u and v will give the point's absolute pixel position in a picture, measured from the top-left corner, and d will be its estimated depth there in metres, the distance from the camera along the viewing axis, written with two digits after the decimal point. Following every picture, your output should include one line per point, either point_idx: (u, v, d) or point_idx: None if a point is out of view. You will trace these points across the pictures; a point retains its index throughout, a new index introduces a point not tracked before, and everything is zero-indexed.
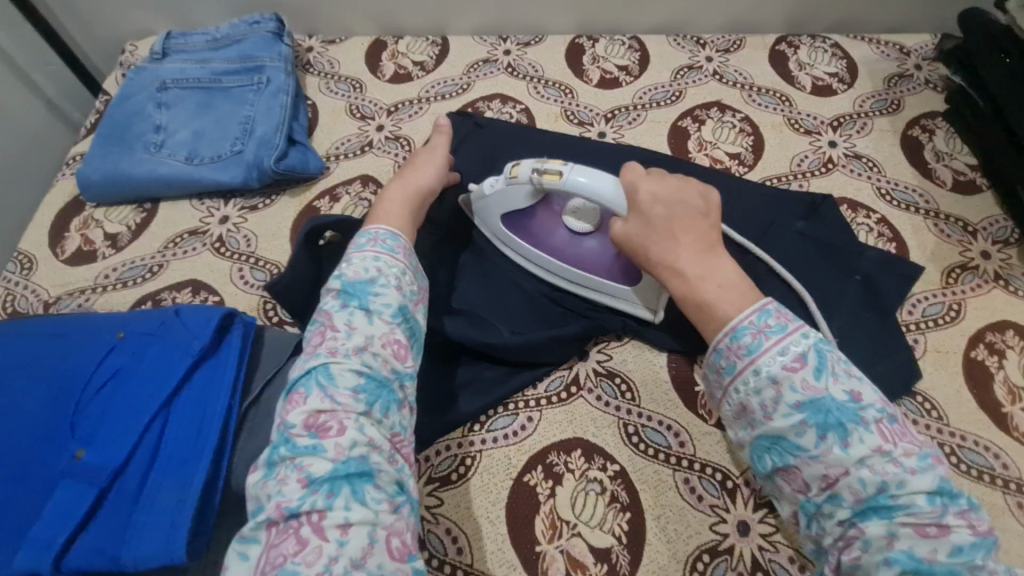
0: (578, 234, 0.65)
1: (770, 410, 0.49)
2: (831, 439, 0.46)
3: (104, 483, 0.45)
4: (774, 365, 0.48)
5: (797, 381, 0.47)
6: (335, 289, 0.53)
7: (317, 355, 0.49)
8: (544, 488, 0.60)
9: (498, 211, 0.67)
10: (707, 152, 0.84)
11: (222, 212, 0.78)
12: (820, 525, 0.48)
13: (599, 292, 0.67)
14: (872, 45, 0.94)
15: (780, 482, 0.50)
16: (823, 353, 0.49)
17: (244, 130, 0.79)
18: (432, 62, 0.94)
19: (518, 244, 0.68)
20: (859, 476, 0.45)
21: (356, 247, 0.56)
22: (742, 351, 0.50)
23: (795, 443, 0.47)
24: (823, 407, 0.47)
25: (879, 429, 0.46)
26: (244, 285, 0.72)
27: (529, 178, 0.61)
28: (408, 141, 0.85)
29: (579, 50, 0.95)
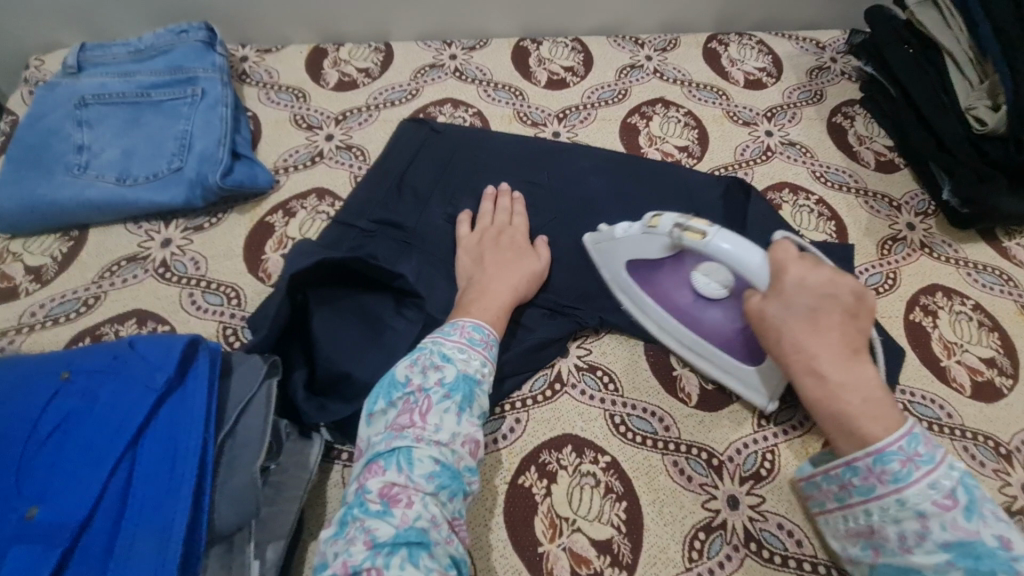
0: (702, 298, 0.64)
1: (908, 543, 0.45)
2: (957, 567, 0.43)
3: (67, 541, 0.40)
4: (923, 500, 0.45)
5: (947, 520, 0.44)
6: (436, 372, 0.53)
7: (404, 435, 0.49)
8: (540, 487, 0.59)
9: (624, 256, 0.65)
10: (657, 146, 0.87)
11: (164, 235, 0.72)
12: (884, 573, 0.47)
13: (710, 364, 0.65)
14: (792, 41, 1.01)
15: (853, 524, 0.50)
16: (967, 483, 0.45)
17: (181, 146, 0.74)
18: (377, 68, 0.92)
19: (636, 295, 0.67)
20: (942, 545, 0.44)
21: (445, 333, 0.57)
22: (885, 476, 0.46)
23: (915, 571, 0.45)
24: (970, 548, 0.43)
25: (1006, 541, 0.43)
26: (197, 310, 0.67)
27: (669, 230, 0.58)
28: (361, 150, 0.83)
29: (524, 52, 0.96)
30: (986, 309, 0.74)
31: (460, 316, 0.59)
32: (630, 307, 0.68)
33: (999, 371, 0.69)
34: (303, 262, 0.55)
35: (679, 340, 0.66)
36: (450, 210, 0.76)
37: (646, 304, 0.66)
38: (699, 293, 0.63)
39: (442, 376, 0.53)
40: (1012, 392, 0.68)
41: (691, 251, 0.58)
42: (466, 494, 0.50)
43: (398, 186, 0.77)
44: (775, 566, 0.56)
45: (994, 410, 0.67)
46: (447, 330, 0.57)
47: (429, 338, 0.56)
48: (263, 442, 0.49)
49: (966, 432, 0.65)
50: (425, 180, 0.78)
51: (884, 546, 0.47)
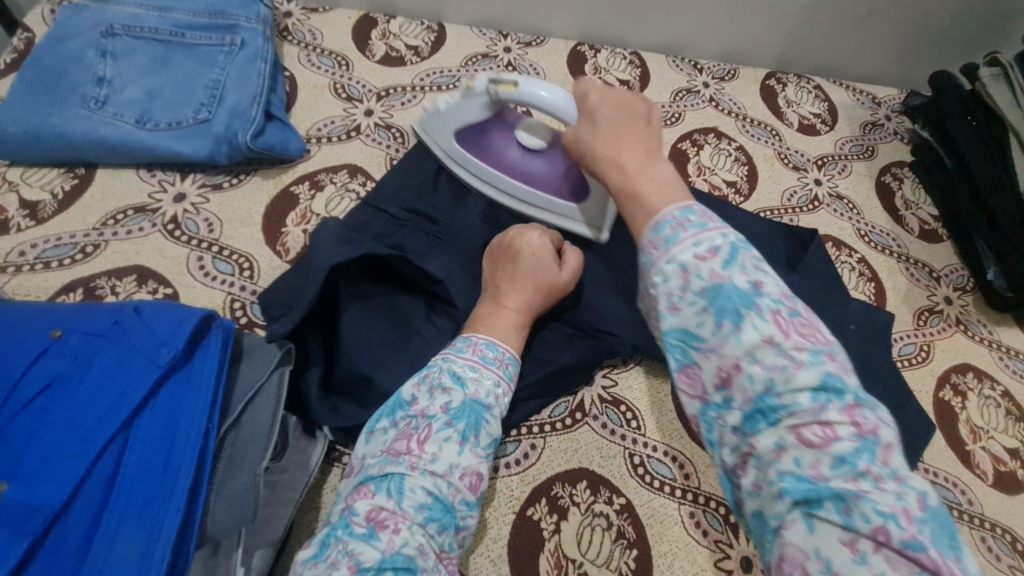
0: (530, 150, 0.68)
1: (676, 300, 0.39)
2: (726, 327, 0.37)
3: (38, 529, 0.35)
4: (685, 253, 0.39)
5: (704, 269, 0.38)
6: (443, 395, 0.48)
7: (399, 461, 0.45)
8: (549, 522, 0.55)
9: (453, 125, 0.68)
10: (705, 177, 0.84)
11: (178, 189, 0.67)
12: (718, 436, 0.38)
13: (548, 210, 0.69)
14: (849, 92, 0.99)
15: (677, 388, 0.41)
16: (737, 248, 0.39)
17: (211, 96, 0.68)
18: (427, 48, 0.87)
19: (472, 162, 0.70)
20: (748, 371, 0.36)
21: (456, 350, 0.52)
22: (689, 224, 0.40)
23: (694, 331, 0.38)
24: (727, 293, 0.37)
25: (776, 318, 0.37)
26: (204, 277, 0.62)
27: (485, 89, 0.63)
28: (400, 131, 0.78)
29: (581, 58, 0.92)
30: (1015, 398, 0.72)
31: (476, 331, 0.55)
32: (466, 174, 0.71)
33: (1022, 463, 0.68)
34: (343, 255, 0.51)
35: (514, 198, 0.70)
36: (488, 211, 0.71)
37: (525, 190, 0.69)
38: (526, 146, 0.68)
39: (449, 398, 0.48)
40: None
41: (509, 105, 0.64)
42: (459, 530, 0.45)
43: (435, 176, 0.72)
44: None
45: (1014, 503, 0.65)
46: (460, 346, 0.53)
47: (440, 354, 0.52)
48: (271, 441, 0.44)
49: (984, 522, 0.64)
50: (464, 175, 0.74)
51: (692, 332, 0.39)
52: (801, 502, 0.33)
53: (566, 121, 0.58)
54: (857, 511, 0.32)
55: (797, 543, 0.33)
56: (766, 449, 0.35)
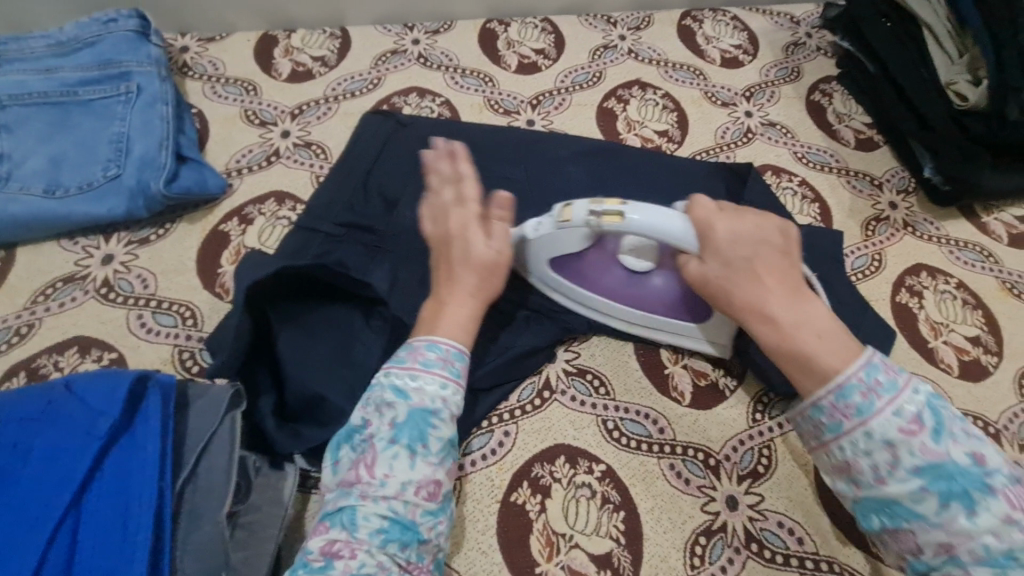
0: (639, 275, 0.59)
1: (883, 474, 0.40)
2: (954, 508, 0.38)
3: None
4: (888, 428, 0.40)
5: (915, 446, 0.39)
6: (387, 412, 0.46)
7: (350, 492, 0.44)
8: (533, 504, 0.56)
9: (546, 255, 0.58)
10: (636, 131, 0.83)
11: (105, 251, 0.65)
12: (917, 564, 0.40)
13: (615, 316, 0.63)
14: (767, 17, 0.98)
15: (847, 490, 0.43)
16: (935, 408, 0.40)
17: (117, 151, 0.66)
18: (334, 57, 0.85)
19: (565, 287, 0.61)
20: (984, 543, 0.37)
21: (397, 358, 0.50)
22: (921, 432, 0.39)
23: (912, 507, 0.39)
24: (945, 474, 0.38)
25: (1006, 496, 0.38)
26: (147, 334, 0.61)
27: (584, 221, 0.52)
28: (321, 147, 0.76)
29: (492, 35, 0.90)
30: (969, 287, 0.74)
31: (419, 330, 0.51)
32: (571, 306, 0.63)
33: (984, 348, 0.69)
34: (256, 274, 0.50)
35: (612, 317, 0.63)
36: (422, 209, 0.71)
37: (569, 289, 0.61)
38: (634, 270, 0.59)
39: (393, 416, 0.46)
40: (998, 369, 0.68)
41: (607, 235, 0.53)
42: (432, 537, 0.45)
43: (364, 184, 0.72)
44: (777, 566, 0.55)
45: (981, 389, 0.67)
46: (404, 353, 0.49)
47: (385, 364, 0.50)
48: (230, 485, 0.44)
49: None
50: (393, 179, 0.73)
51: (913, 454, 0.39)
52: (1002, 573, 0.37)
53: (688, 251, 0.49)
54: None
55: None
56: (933, 556, 0.39)
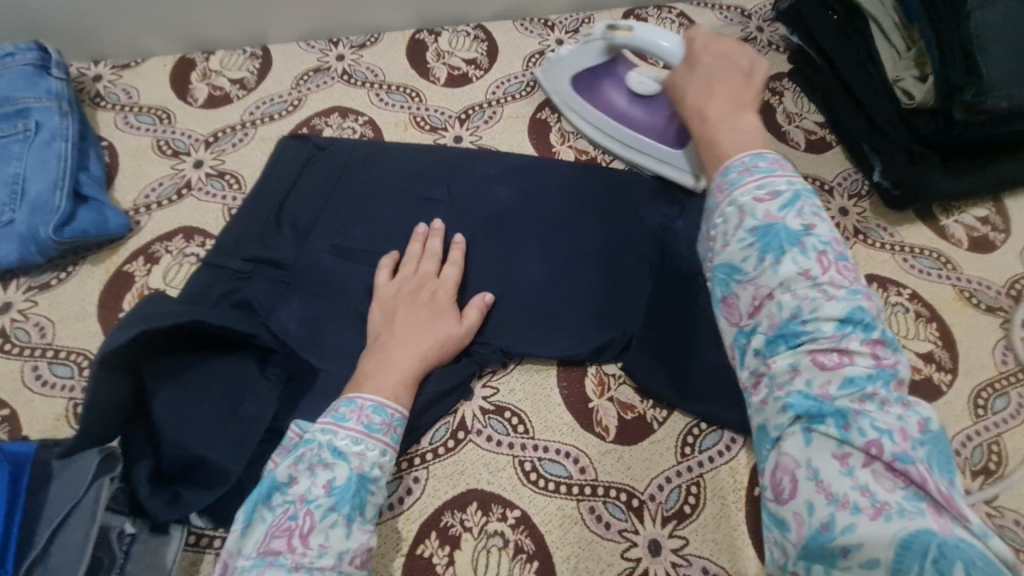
0: (639, 97, 0.74)
1: (727, 237, 0.41)
2: (766, 261, 0.39)
3: None
4: (746, 196, 0.41)
5: (760, 211, 0.40)
6: (325, 472, 0.46)
7: (280, 564, 0.42)
8: (440, 556, 0.53)
9: (567, 71, 0.76)
10: (570, 143, 0.79)
11: (2, 299, 0.63)
12: (744, 362, 0.40)
13: (623, 146, 0.76)
14: (715, 12, 0.93)
15: (718, 319, 0.43)
16: (799, 196, 0.41)
17: (12, 194, 0.64)
18: (254, 78, 0.82)
19: (580, 103, 0.78)
20: (779, 300, 0.38)
21: (336, 416, 0.50)
22: (772, 197, 0.41)
23: (739, 265, 0.40)
24: (774, 233, 0.39)
25: (819, 258, 0.39)
26: (42, 386, 0.59)
27: (602, 34, 0.70)
28: (235, 176, 0.73)
29: (421, 46, 0.86)
30: (924, 298, 0.69)
31: (357, 392, 0.52)
32: (578, 121, 0.79)
33: (936, 365, 0.65)
34: (121, 337, 0.45)
35: (617, 139, 0.76)
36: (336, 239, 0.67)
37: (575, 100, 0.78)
38: (635, 92, 0.74)
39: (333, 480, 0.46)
40: (951, 388, 0.64)
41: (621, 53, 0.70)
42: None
43: (276, 216, 0.69)
44: None
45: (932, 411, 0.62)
46: (342, 413, 0.50)
47: (320, 424, 0.49)
48: (84, 565, 0.42)
49: None
50: (307, 208, 0.69)
51: (747, 263, 0.40)
52: (804, 417, 0.36)
53: (672, 63, 0.62)
54: (856, 427, 0.35)
55: (791, 453, 0.37)
56: (781, 369, 0.38)
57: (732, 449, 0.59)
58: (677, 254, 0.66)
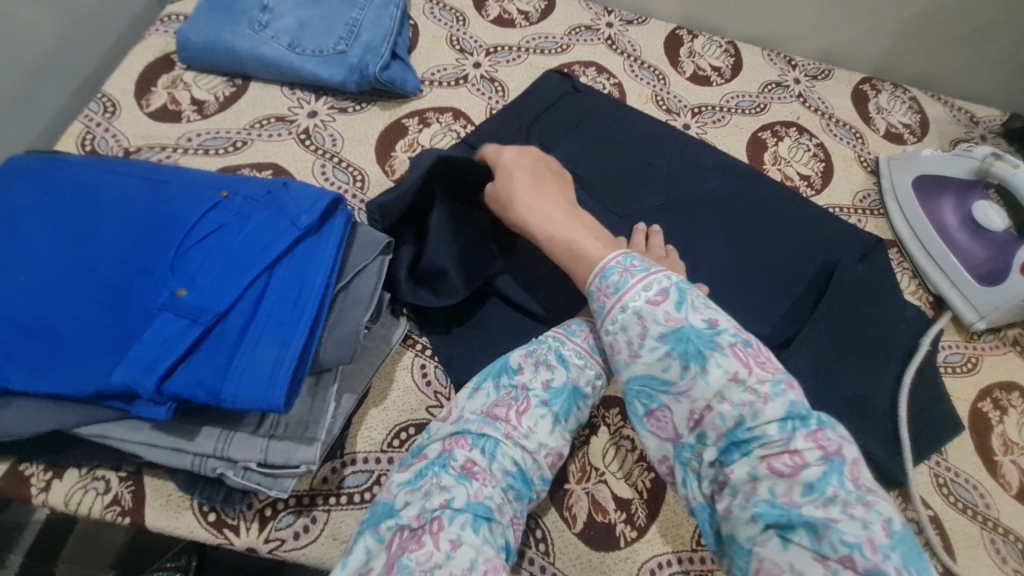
0: (972, 224, 0.76)
1: (636, 345, 0.48)
2: (693, 369, 0.45)
3: (207, 323, 0.46)
4: (638, 300, 0.48)
5: (659, 314, 0.47)
6: (546, 372, 0.55)
7: (496, 425, 0.52)
8: (580, 434, 0.63)
9: (924, 171, 0.81)
10: (780, 167, 0.87)
11: (312, 107, 0.79)
12: (695, 474, 0.47)
13: (940, 271, 0.77)
14: (946, 108, 0.98)
15: (648, 432, 0.49)
16: (684, 290, 0.48)
17: (350, 32, 0.79)
18: (537, 15, 0.95)
19: (911, 204, 0.81)
20: (719, 410, 0.44)
21: (569, 332, 0.59)
22: (673, 305, 0.47)
23: (660, 374, 0.47)
24: (684, 336, 0.46)
25: (733, 352, 0.45)
26: (325, 181, 0.73)
27: (982, 157, 0.74)
28: (502, 85, 0.86)
29: (678, 40, 0.97)
30: None
31: (588, 319, 0.61)
32: (898, 216, 0.83)
33: None
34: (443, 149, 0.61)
35: (924, 249, 0.79)
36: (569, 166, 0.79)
37: (908, 197, 0.82)
38: (971, 220, 0.76)
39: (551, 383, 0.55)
40: None
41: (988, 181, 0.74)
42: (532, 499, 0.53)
43: (529, 128, 0.81)
44: None
45: None
46: (574, 329, 0.59)
47: (554, 332, 0.59)
48: (371, 306, 0.54)
49: (998, 526, 0.65)
50: (554, 132, 0.82)
51: (690, 334, 0.46)
52: (773, 525, 0.40)
53: None
54: (827, 540, 0.39)
55: (772, 558, 0.40)
56: (741, 480, 0.43)
57: None
58: (852, 291, 0.73)
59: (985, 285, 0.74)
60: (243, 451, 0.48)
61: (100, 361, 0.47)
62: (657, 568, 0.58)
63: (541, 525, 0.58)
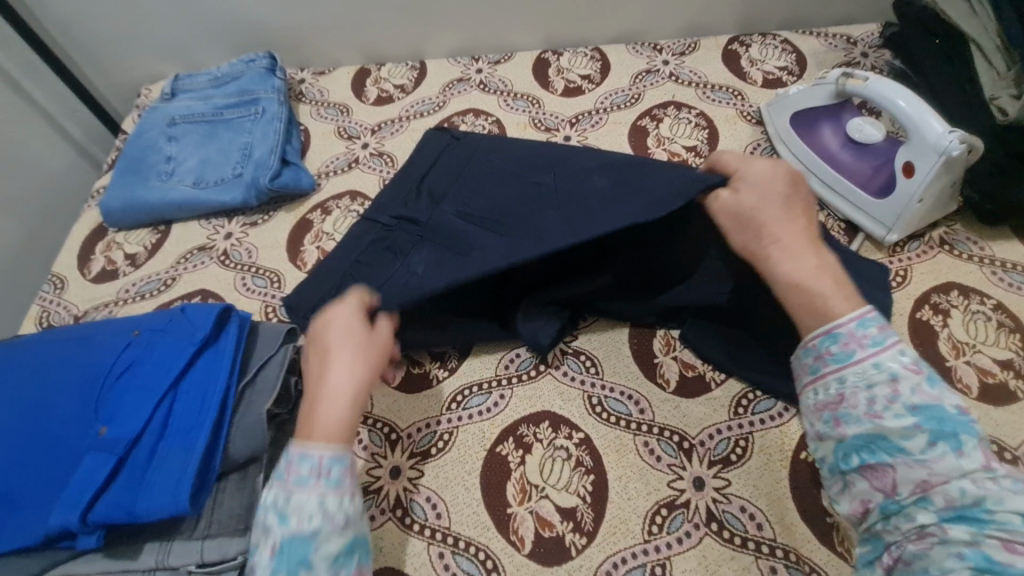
0: (853, 143, 0.76)
1: (268, 538, 0.47)
2: (290, 502, 0.47)
3: (122, 450, 0.52)
4: (281, 491, 0.48)
5: (281, 494, 0.48)
6: (267, 540, 0.47)
7: None
8: (515, 456, 0.65)
9: (795, 107, 0.82)
10: (665, 147, 0.90)
11: (226, 229, 0.87)
12: (893, 527, 0.44)
13: (842, 198, 0.77)
14: (820, 38, 0.99)
15: (860, 483, 0.46)
16: (279, 510, 0.47)
17: (243, 155, 0.89)
18: (412, 84, 1.03)
19: (794, 141, 0.82)
20: (315, 505, 0.47)
21: (278, 469, 0.50)
22: (828, 356, 0.49)
23: (285, 513, 0.47)
24: (294, 538, 0.46)
25: (314, 484, 0.48)
26: (246, 291, 0.81)
27: (836, 79, 0.75)
28: (390, 156, 0.94)
29: (545, 63, 1.03)
30: (1007, 309, 0.70)
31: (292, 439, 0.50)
32: (788, 156, 0.83)
33: (1014, 373, 0.65)
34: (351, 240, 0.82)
35: (819, 179, 0.79)
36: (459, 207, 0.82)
37: (790, 135, 0.82)
38: (850, 138, 0.76)
39: (278, 542, 0.46)
40: None
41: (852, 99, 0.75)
42: None
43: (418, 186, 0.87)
44: (735, 547, 0.58)
45: (1003, 413, 0.63)
46: (279, 470, 0.49)
47: (268, 485, 0.49)
48: (274, 392, 0.59)
49: None
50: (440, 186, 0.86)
51: (849, 416, 0.47)
52: (971, 526, 0.40)
53: (929, 134, 0.66)
54: (1009, 520, 0.39)
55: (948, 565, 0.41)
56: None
57: (784, 416, 0.65)
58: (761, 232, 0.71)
59: (884, 196, 0.72)
60: (180, 556, 0.53)
61: (41, 509, 0.52)
62: (612, 568, 0.58)
63: (492, 555, 0.60)
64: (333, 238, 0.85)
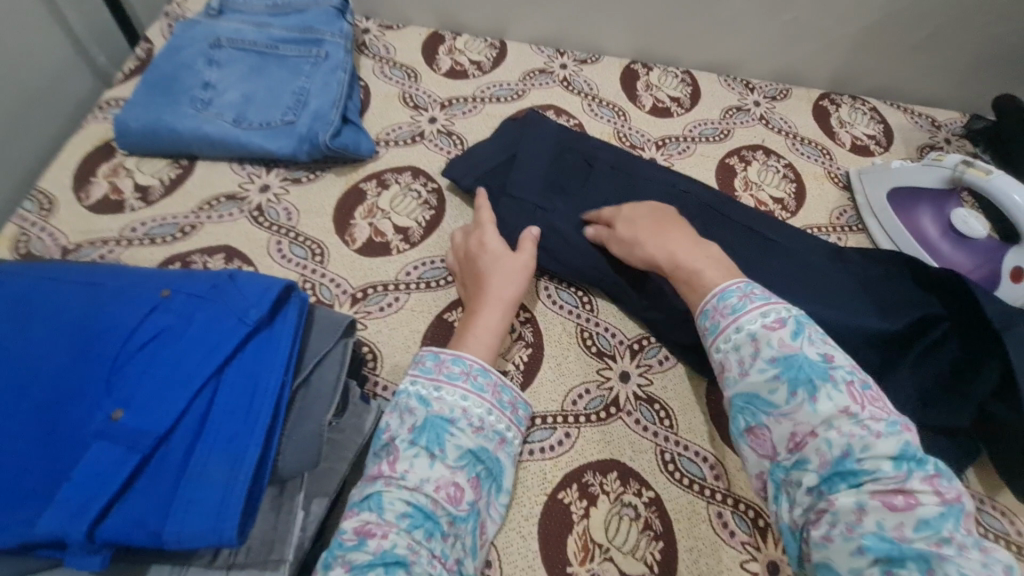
0: (955, 234, 0.74)
1: (409, 412, 0.52)
2: (441, 388, 0.54)
3: (147, 449, 0.42)
4: (423, 386, 0.54)
5: (424, 382, 0.54)
6: (408, 416, 0.52)
7: (375, 483, 0.49)
8: (578, 507, 0.58)
9: (897, 184, 0.79)
10: (752, 192, 0.85)
11: (263, 181, 0.75)
12: None
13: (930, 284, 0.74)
14: (907, 115, 0.98)
15: None
16: (422, 390, 0.54)
17: (297, 101, 0.77)
18: (489, 64, 0.94)
19: (887, 218, 0.80)
20: (462, 396, 0.54)
21: (423, 370, 0.55)
22: None
23: (428, 397, 0.53)
24: (435, 421, 0.52)
25: (462, 380, 0.54)
26: (281, 258, 0.70)
27: (954, 165, 0.73)
28: (460, 138, 0.84)
29: (634, 75, 0.96)
30: None
31: (442, 349, 0.57)
32: (876, 231, 0.81)
33: None
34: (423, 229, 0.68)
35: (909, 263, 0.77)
36: (552, 224, 0.69)
37: (884, 211, 0.80)
38: (951, 228, 0.74)
39: (419, 419, 0.52)
40: None
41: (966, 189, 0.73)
42: (453, 549, 0.48)
43: (506, 167, 0.74)
44: None
45: None
46: (428, 365, 0.55)
47: (409, 375, 0.55)
48: (334, 400, 0.49)
49: None
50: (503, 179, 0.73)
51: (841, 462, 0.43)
52: None
53: None
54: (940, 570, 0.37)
55: None
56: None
57: None
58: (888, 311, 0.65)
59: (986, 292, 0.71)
60: None
61: (22, 505, 0.41)
62: None
63: None
64: (389, 217, 0.74)
